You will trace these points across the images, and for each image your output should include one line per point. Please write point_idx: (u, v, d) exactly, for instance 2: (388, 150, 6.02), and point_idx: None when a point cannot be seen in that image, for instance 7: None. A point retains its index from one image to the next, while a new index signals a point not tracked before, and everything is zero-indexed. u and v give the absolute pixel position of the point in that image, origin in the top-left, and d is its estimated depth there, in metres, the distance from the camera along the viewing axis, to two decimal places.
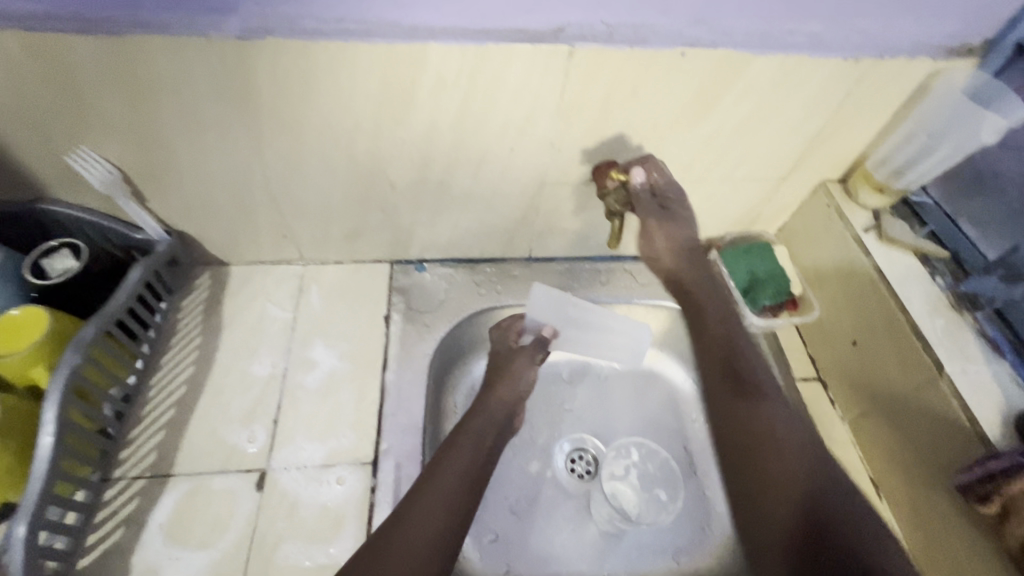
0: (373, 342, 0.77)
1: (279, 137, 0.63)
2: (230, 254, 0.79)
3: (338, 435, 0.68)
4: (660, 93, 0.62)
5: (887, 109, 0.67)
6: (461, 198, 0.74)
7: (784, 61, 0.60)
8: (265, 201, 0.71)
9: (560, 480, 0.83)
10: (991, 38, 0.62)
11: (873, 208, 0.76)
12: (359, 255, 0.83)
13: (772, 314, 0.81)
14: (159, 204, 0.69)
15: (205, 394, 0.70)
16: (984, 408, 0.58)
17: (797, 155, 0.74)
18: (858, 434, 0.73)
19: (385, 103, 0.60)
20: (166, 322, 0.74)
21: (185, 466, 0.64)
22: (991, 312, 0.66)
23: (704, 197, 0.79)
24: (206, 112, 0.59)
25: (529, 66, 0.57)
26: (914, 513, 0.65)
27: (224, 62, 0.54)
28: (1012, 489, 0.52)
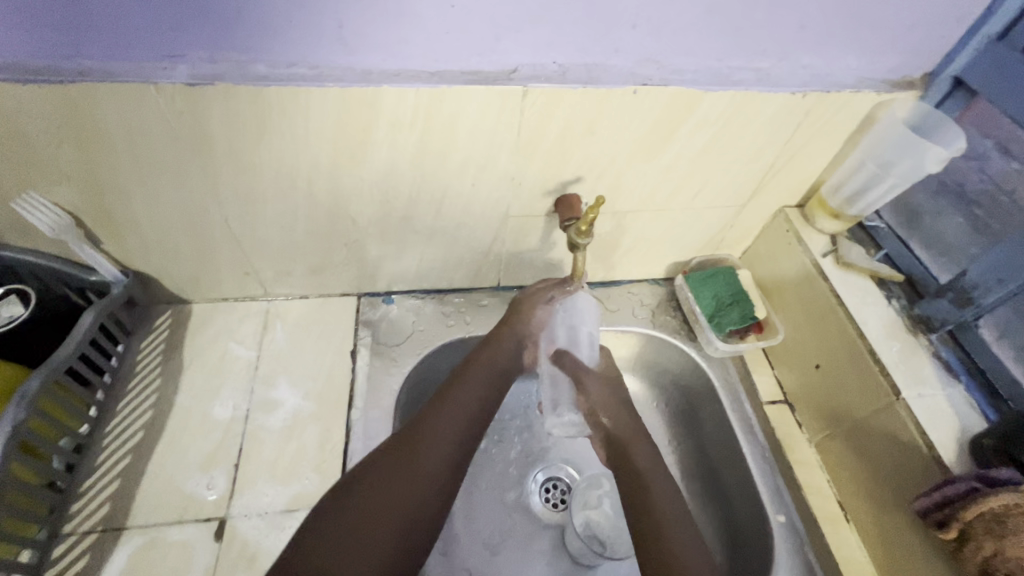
0: (339, 379, 0.75)
1: (236, 178, 0.62)
2: (192, 292, 0.78)
3: (302, 478, 0.66)
4: (616, 128, 0.63)
5: (838, 139, 0.69)
6: (426, 232, 0.74)
7: (734, 97, 0.62)
8: (225, 240, 0.70)
9: (534, 511, 0.82)
10: (930, 71, 0.65)
11: (830, 233, 0.78)
12: (324, 290, 0.82)
13: (740, 337, 0.82)
14: (114, 245, 0.68)
15: (163, 439, 0.68)
16: (939, 433, 0.60)
17: (755, 183, 0.75)
18: (824, 458, 0.74)
19: (341, 144, 0.60)
20: (123, 364, 0.73)
21: (140, 518, 0.62)
22: (944, 335, 0.67)
23: (668, 224, 0.80)
24: (158, 155, 0.58)
25: (485, 107, 0.58)
26: (879, 537, 0.65)
27: (174, 107, 0.53)
28: (967, 515, 0.53)
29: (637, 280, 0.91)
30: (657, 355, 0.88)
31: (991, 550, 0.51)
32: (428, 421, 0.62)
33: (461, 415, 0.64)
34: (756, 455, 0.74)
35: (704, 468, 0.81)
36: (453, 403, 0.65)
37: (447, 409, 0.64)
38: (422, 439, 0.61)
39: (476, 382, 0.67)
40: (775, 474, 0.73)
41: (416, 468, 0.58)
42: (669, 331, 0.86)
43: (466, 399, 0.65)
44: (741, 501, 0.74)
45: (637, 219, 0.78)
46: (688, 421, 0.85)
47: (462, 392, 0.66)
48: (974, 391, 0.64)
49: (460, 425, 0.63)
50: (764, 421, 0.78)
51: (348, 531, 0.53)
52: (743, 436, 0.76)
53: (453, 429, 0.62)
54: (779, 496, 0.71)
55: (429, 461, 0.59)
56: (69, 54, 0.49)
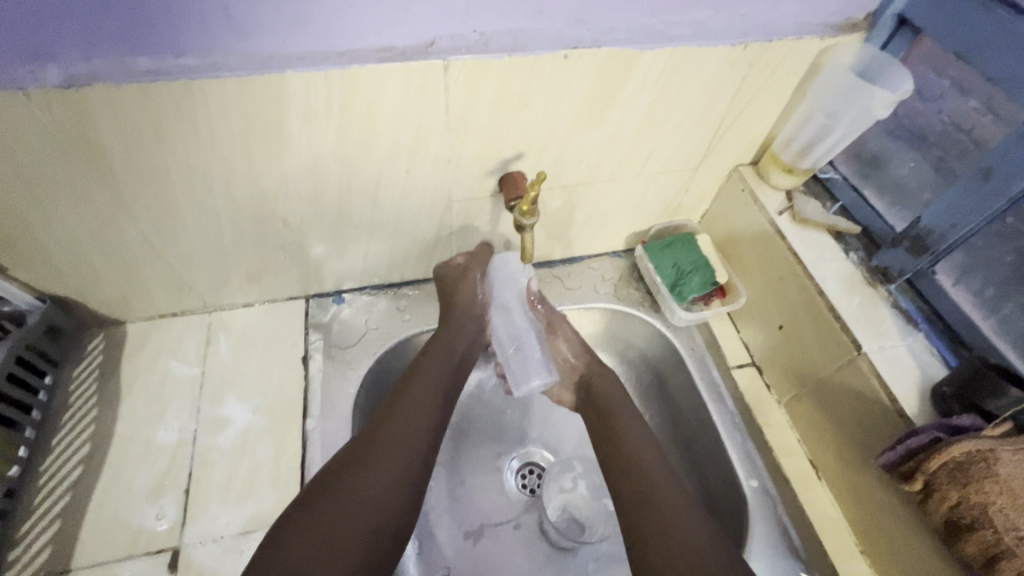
0: (291, 388, 0.72)
1: (143, 189, 0.57)
2: (123, 313, 0.73)
3: (258, 497, 0.63)
4: (550, 99, 0.59)
5: (785, 91, 0.66)
6: (366, 226, 0.70)
7: (671, 54, 0.58)
8: (148, 256, 0.65)
9: (512, 500, 0.81)
10: (873, 10, 0.62)
11: (786, 189, 0.75)
12: (269, 295, 0.77)
13: (704, 304, 0.81)
14: (24, 273, 0.63)
15: (105, 472, 0.64)
16: (901, 385, 0.59)
17: (705, 144, 0.72)
18: (793, 417, 0.73)
19: (253, 140, 0.55)
20: (54, 397, 0.68)
21: (85, 558, 0.58)
22: (903, 285, 0.66)
23: (620, 194, 0.77)
24: (50, 171, 0.52)
25: (405, 85, 0.53)
26: (850, 493, 0.65)
27: (55, 116, 0.48)
28: (930, 465, 0.52)
29: (597, 254, 0.88)
30: (623, 329, 0.85)
31: (955, 499, 0.51)
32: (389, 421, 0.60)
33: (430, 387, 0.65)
34: (726, 421, 0.73)
35: (677, 438, 0.80)
36: (415, 398, 0.63)
37: (408, 405, 0.62)
38: (390, 422, 0.60)
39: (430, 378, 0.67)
40: (746, 440, 0.72)
41: (402, 433, 0.60)
42: (632, 304, 0.84)
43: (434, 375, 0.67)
44: (715, 469, 0.73)
45: (587, 191, 0.75)
46: (659, 392, 0.83)
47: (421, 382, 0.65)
48: (934, 338, 0.63)
49: (419, 424, 0.61)
50: (732, 386, 0.77)
51: (324, 526, 0.50)
52: (712, 404, 0.75)
53: (414, 415, 0.62)
54: (751, 461, 0.70)
55: (399, 450, 0.58)
56: None
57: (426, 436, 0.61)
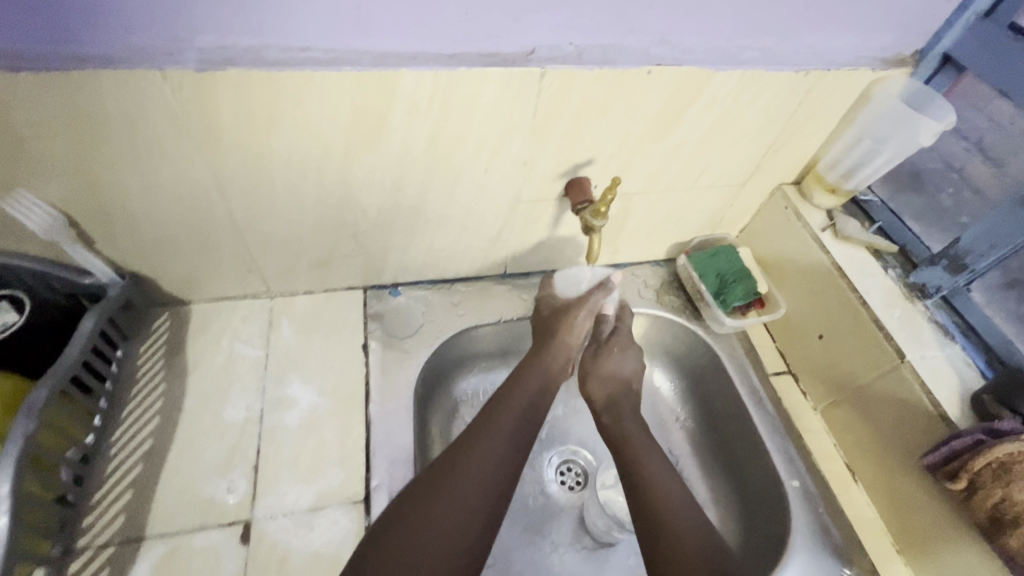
0: (353, 373, 0.74)
1: (244, 171, 0.59)
2: (192, 293, 0.75)
3: (326, 476, 0.65)
4: (628, 110, 0.64)
5: (836, 116, 0.72)
6: (436, 221, 0.73)
7: (742, 75, 0.63)
8: (229, 237, 0.68)
9: (553, 496, 0.83)
10: (921, 48, 0.68)
11: (826, 208, 0.80)
12: (331, 284, 0.80)
13: (743, 313, 0.85)
14: (110, 246, 0.65)
15: (175, 445, 0.65)
16: (943, 392, 0.63)
17: (756, 161, 0.77)
18: (830, 424, 0.77)
19: (356, 131, 0.58)
20: (123, 371, 0.69)
21: (159, 527, 0.59)
22: (938, 301, 0.71)
23: (671, 205, 0.82)
24: (163, 148, 0.55)
25: (503, 89, 0.57)
26: (888, 495, 0.69)
27: (182, 95, 0.51)
28: (975, 464, 0.56)
29: (639, 262, 0.93)
30: (664, 334, 0.89)
31: (1000, 496, 0.55)
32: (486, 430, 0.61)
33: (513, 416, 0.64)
34: (767, 424, 0.77)
35: (715, 441, 0.83)
36: (508, 413, 0.64)
37: (497, 426, 0.62)
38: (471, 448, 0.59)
39: (526, 393, 0.67)
40: (786, 442, 0.75)
41: (480, 458, 0.59)
42: (674, 311, 0.88)
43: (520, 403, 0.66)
44: (755, 470, 0.77)
45: (643, 200, 0.79)
46: (697, 396, 0.87)
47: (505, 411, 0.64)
48: (970, 351, 0.67)
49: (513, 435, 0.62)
50: (771, 392, 0.81)
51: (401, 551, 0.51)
52: (753, 408, 0.78)
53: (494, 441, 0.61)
54: (792, 462, 0.74)
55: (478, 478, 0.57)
56: (69, 43, 0.46)
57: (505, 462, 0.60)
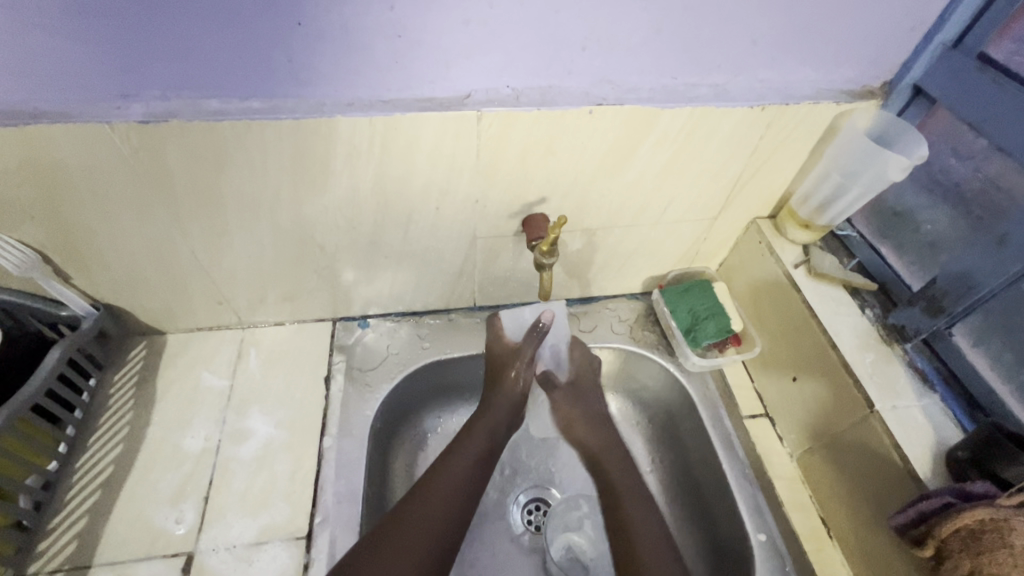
0: (312, 406, 0.75)
1: (199, 212, 0.62)
2: (166, 323, 0.78)
3: (272, 510, 0.66)
4: (575, 149, 0.64)
5: (803, 150, 0.69)
6: (395, 256, 0.74)
7: (691, 113, 0.62)
8: (195, 273, 0.71)
9: (517, 535, 0.81)
10: (889, 80, 0.65)
11: (803, 243, 0.77)
12: (299, 316, 0.82)
13: (718, 350, 0.81)
14: (83, 281, 0.68)
15: (133, 473, 0.67)
16: (914, 446, 0.58)
17: (724, 196, 0.75)
18: (805, 473, 0.72)
19: (301, 174, 0.60)
20: (96, 398, 0.73)
21: (106, 555, 0.61)
22: (919, 344, 0.66)
23: (639, 240, 0.80)
24: (122, 193, 0.58)
25: (442, 132, 0.58)
26: (863, 556, 0.63)
27: (131, 144, 0.54)
28: (942, 531, 0.51)
29: (614, 295, 0.91)
30: (637, 370, 0.86)
31: (968, 568, 0.50)
32: (426, 497, 0.61)
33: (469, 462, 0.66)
34: (736, 471, 0.73)
35: (686, 485, 0.79)
36: (454, 474, 0.64)
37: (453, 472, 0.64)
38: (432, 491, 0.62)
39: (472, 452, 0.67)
40: (756, 492, 0.71)
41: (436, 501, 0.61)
42: (647, 347, 0.85)
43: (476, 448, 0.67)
44: (723, 521, 0.72)
45: (607, 235, 0.78)
46: (670, 436, 0.83)
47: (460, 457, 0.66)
48: (950, 401, 0.63)
49: (452, 502, 0.62)
50: (744, 436, 0.77)
51: None
52: (722, 452, 0.74)
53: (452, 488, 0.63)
54: (760, 514, 0.69)
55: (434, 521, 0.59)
56: (22, 98, 0.50)
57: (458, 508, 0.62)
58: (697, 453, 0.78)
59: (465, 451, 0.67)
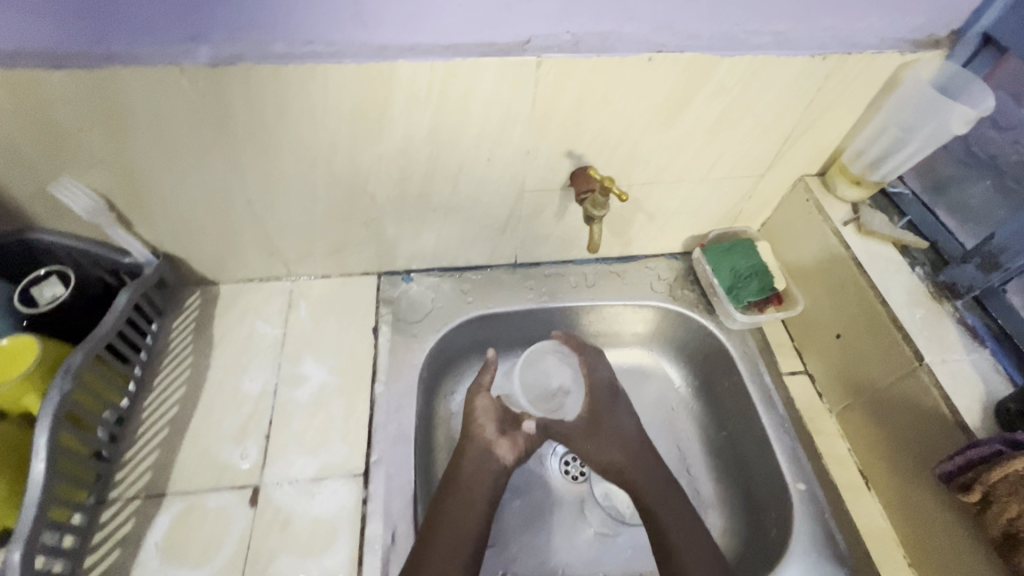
0: (362, 354, 0.77)
1: (257, 160, 0.63)
2: (219, 274, 0.80)
3: (330, 449, 0.69)
4: (631, 99, 0.63)
5: (861, 103, 0.68)
6: (443, 209, 0.75)
7: (751, 61, 0.60)
8: (250, 222, 0.72)
9: (556, 484, 0.82)
10: (957, 28, 0.63)
11: (852, 201, 0.76)
12: (346, 269, 0.84)
13: (759, 309, 0.82)
14: (144, 228, 0.70)
15: (197, 412, 0.71)
16: (964, 398, 0.59)
17: (773, 151, 0.74)
18: (845, 427, 0.74)
19: (359, 121, 0.61)
20: (157, 342, 0.76)
21: (179, 485, 0.65)
22: (970, 301, 0.66)
23: (683, 197, 0.80)
24: (186, 139, 0.60)
25: (499, 79, 0.58)
26: (902, 504, 0.65)
27: (197, 88, 0.55)
28: (990, 476, 0.52)
29: (654, 255, 0.91)
30: (676, 328, 0.87)
31: (1015, 511, 0.51)
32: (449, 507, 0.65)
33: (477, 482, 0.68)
34: (776, 424, 0.74)
35: (724, 437, 0.82)
36: (463, 499, 0.66)
37: (457, 493, 0.67)
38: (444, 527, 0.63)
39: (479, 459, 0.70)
40: (796, 444, 0.73)
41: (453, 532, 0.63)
42: (686, 305, 0.86)
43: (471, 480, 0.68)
44: (762, 471, 0.74)
45: (653, 191, 0.78)
46: (708, 392, 0.85)
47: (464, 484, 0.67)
48: (1001, 356, 0.63)
49: (470, 523, 0.65)
50: (784, 391, 0.78)
51: None
52: (762, 406, 0.76)
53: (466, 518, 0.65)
54: (799, 465, 0.71)
55: (456, 553, 0.62)
56: (96, 40, 0.51)
57: (481, 515, 0.66)
58: (737, 408, 0.80)
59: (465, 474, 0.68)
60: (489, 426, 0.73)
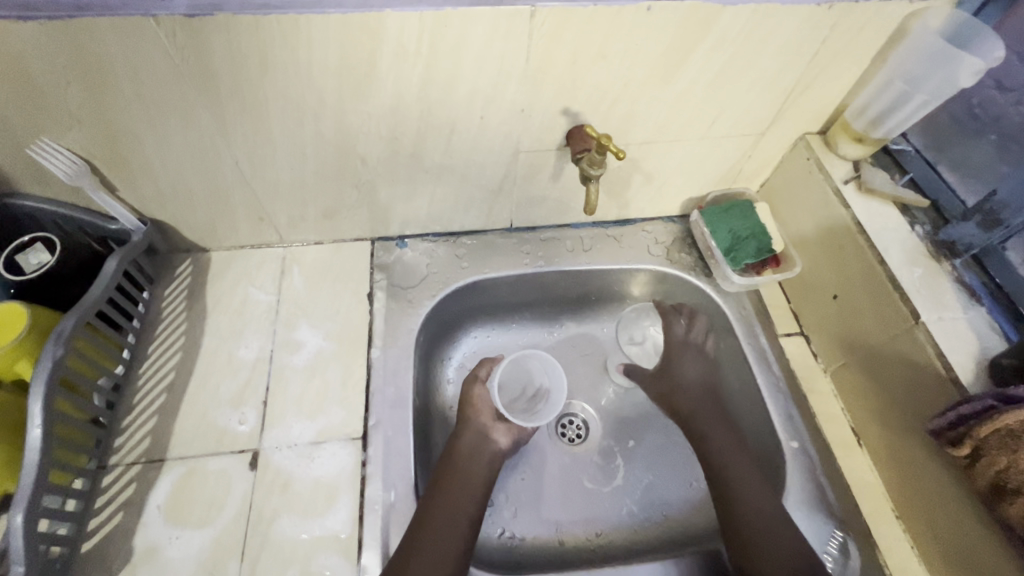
0: (358, 320, 0.77)
1: (242, 119, 0.61)
2: (209, 241, 0.79)
3: (328, 413, 0.69)
4: (629, 52, 0.61)
5: (866, 55, 0.65)
6: (436, 170, 0.73)
7: (755, 10, 0.58)
8: (239, 185, 0.70)
9: (553, 447, 0.83)
10: None
11: (853, 159, 0.75)
12: (339, 234, 0.82)
13: (756, 271, 0.81)
14: (129, 193, 0.69)
15: (194, 379, 0.71)
16: (958, 355, 0.59)
17: (775, 109, 0.72)
18: (839, 386, 0.74)
19: (346, 76, 0.58)
20: (150, 310, 0.75)
21: (178, 450, 0.66)
22: (968, 260, 0.66)
23: (682, 157, 0.78)
24: (168, 97, 0.57)
25: (492, 30, 0.56)
26: (891, 459, 0.67)
27: (176, 40, 0.52)
28: (980, 431, 0.53)
29: (651, 218, 0.90)
30: (673, 291, 0.87)
31: (1004, 464, 0.52)
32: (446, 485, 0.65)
33: (474, 463, 0.69)
34: (770, 384, 0.75)
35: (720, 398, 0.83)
36: (461, 477, 0.67)
37: (454, 475, 0.67)
38: (442, 508, 0.63)
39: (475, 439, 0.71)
40: (789, 403, 0.74)
41: (448, 510, 0.63)
42: (683, 268, 0.85)
43: (468, 460, 0.69)
44: (756, 431, 0.75)
45: (651, 151, 0.76)
46: None
47: (459, 465, 0.68)
48: (997, 314, 0.63)
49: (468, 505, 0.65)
50: (779, 352, 0.78)
51: None
52: (757, 367, 0.76)
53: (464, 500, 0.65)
54: (792, 423, 0.72)
55: (454, 535, 0.61)
56: None
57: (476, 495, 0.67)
58: (733, 370, 0.80)
59: (462, 456, 0.69)
60: (485, 414, 0.74)
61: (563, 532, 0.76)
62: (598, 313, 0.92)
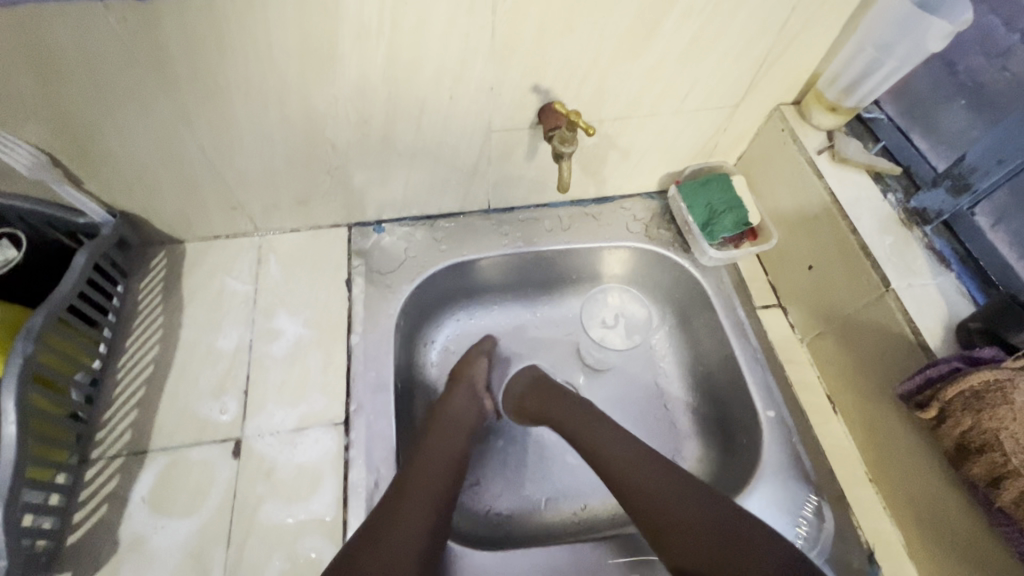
0: (337, 306, 0.77)
1: (204, 106, 0.60)
2: (183, 232, 0.78)
3: (309, 400, 0.70)
4: (596, 25, 0.60)
5: (837, 21, 0.65)
6: (408, 152, 0.72)
7: None
8: (206, 173, 0.69)
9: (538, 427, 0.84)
10: None
11: (828, 129, 0.75)
12: (314, 221, 0.82)
13: (734, 245, 0.81)
14: (94, 184, 0.67)
15: (173, 371, 0.71)
16: (927, 320, 0.60)
17: (749, 79, 0.71)
18: (816, 355, 0.76)
19: (307, 57, 0.57)
20: (125, 304, 0.74)
21: (160, 442, 0.66)
22: (939, 226, 0.66)
23: (657, 132, 0.78)
24: (124, 83, 0.56)
25: (453, 6, 0.54)
26: (865, 426, 0.69)
27: (127, 24, 0.50)
28: (947, 392, 0.54)
29: (629, 195, 0.89)
30: (653, 267, 0.87)
31: (968, 424, 0.53)
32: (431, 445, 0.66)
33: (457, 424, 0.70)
34: (748, 355, 0.76)
35: (700, 372, 0.84)
36: (443, 435, 0.68)
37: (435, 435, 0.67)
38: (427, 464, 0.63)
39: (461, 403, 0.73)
40: (767, 373, 0.74)
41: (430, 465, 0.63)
42: (662, 243, 0.85)
43: (451, 421, 0.70)
44: (735, 402, 0.76)
45: (625, 126, 0.75)
46: (685, 330, 0.86)
47: (441, 424, 0.69)
48: (966, 280, 0.63)
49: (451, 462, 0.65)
50: (757, 324, 0.79)
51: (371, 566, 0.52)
52: (735, 340, 0.77)
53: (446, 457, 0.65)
54: (770, 394, 0.73)
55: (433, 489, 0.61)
56: None
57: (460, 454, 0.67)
58: (713, 343, 0.81)
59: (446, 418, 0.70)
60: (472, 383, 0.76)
61: (550, 508, 0.78)
62: (578, 291, 0.92)
